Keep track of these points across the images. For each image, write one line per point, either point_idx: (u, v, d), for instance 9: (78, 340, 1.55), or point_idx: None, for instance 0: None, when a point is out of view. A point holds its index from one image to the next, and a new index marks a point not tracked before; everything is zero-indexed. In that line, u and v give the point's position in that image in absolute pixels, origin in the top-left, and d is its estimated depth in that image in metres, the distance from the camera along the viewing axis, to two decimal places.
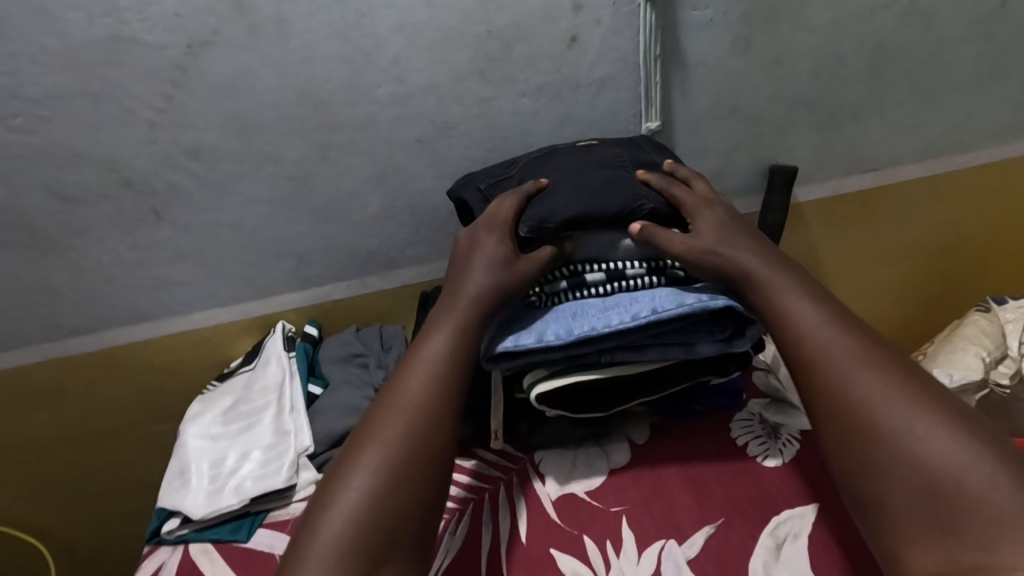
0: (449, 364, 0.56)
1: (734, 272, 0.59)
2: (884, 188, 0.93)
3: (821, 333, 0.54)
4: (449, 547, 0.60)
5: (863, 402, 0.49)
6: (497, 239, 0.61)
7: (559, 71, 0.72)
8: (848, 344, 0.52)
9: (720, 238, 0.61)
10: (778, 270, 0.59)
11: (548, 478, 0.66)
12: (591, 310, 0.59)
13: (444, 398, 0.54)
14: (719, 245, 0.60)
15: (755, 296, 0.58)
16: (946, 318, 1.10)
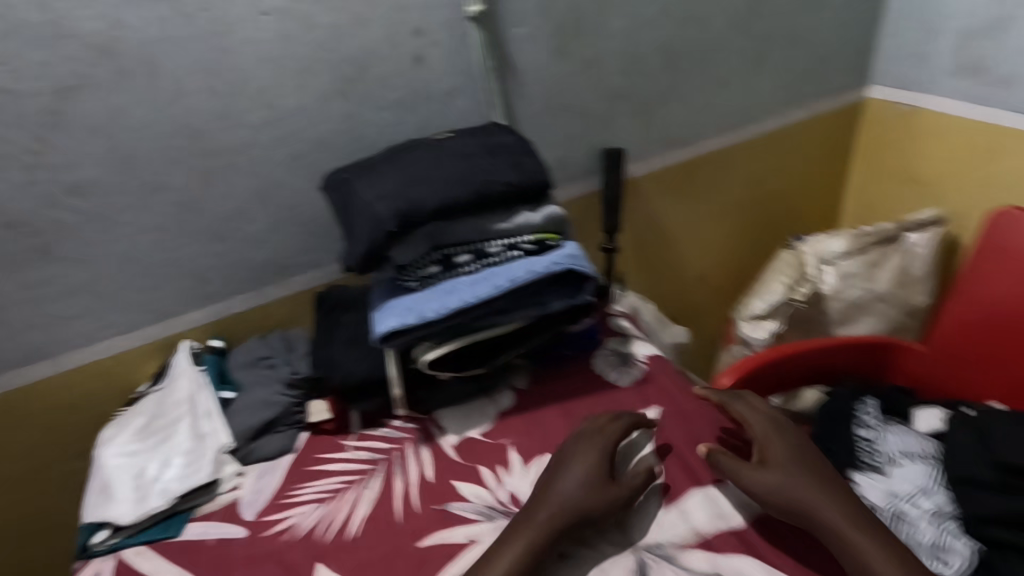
0: (526, 550, 0.57)
1: (809, 513, 0.60)
2: (696, 160, 1.14)
3: (825, 514, 0.60)
4: (368, 498, 0.70)
5: None
6: (590, 450, 0.65)
7: (410, 85, 0.85)
8: (884, 551, 0.56)
9: (789, 478, 0.62)
10: (826, 481, 0.62)
11: (448, 430, 0.78)
12: (462, 286, 0.71)
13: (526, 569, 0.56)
14: (771, 487, 0.62)
15: (821, 510, 0.60)
16: (761, 260, 1.36)
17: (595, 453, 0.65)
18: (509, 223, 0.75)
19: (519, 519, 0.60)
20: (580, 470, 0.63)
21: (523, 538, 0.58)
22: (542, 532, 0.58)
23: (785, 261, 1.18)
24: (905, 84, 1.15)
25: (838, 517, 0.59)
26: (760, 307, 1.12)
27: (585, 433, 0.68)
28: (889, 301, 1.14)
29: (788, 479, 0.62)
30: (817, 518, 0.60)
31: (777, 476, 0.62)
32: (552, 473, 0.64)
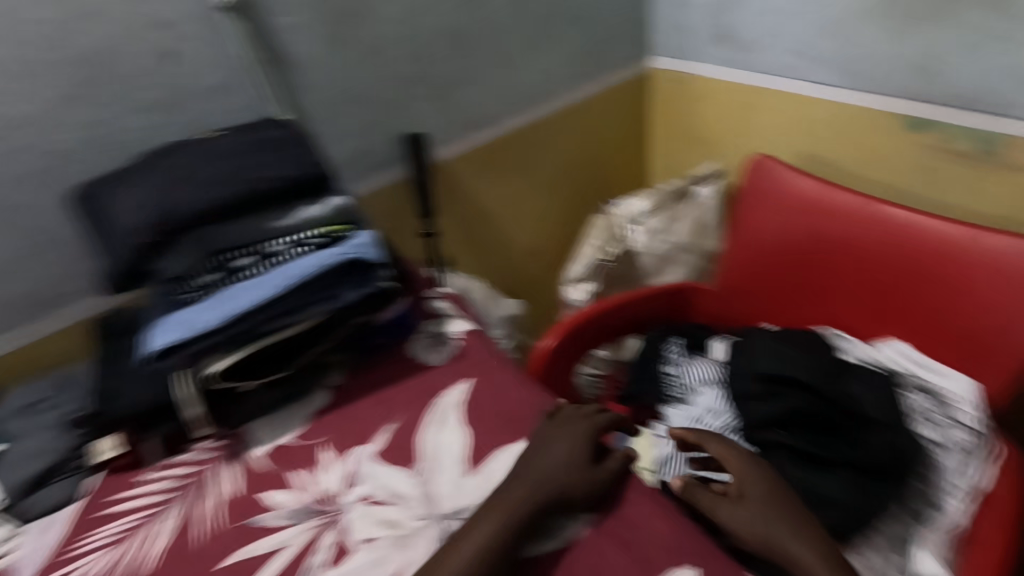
0: (503, 528, 0.57)
1: (775, 547, 0.62)
2: (503, 138, 1.18)
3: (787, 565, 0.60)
4: (166, 530, 0.65)
5: None
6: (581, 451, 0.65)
7: (168, 84, 0.79)
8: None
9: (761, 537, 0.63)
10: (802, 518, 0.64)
11: (258, 442, 0.74)
12: (240, 290, 0.70)
13: (504, 542, 0.56)
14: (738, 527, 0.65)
15: (788, 535, 0.62)
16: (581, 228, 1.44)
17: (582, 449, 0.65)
18: (292, 219, 0.75)
19: (503, 488, 0.61)
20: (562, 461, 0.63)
21: (500, 514, 0.58)
22: (517, 509, 0.58)
23: (599, 225, 1.28)
24: (676, 53, 1.27)
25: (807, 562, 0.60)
26: (578, 269, 1.23)
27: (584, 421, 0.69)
28: (691, 250, 1.27)
29: (764, 516, 0.64)
30: (777, 547, 0.62)
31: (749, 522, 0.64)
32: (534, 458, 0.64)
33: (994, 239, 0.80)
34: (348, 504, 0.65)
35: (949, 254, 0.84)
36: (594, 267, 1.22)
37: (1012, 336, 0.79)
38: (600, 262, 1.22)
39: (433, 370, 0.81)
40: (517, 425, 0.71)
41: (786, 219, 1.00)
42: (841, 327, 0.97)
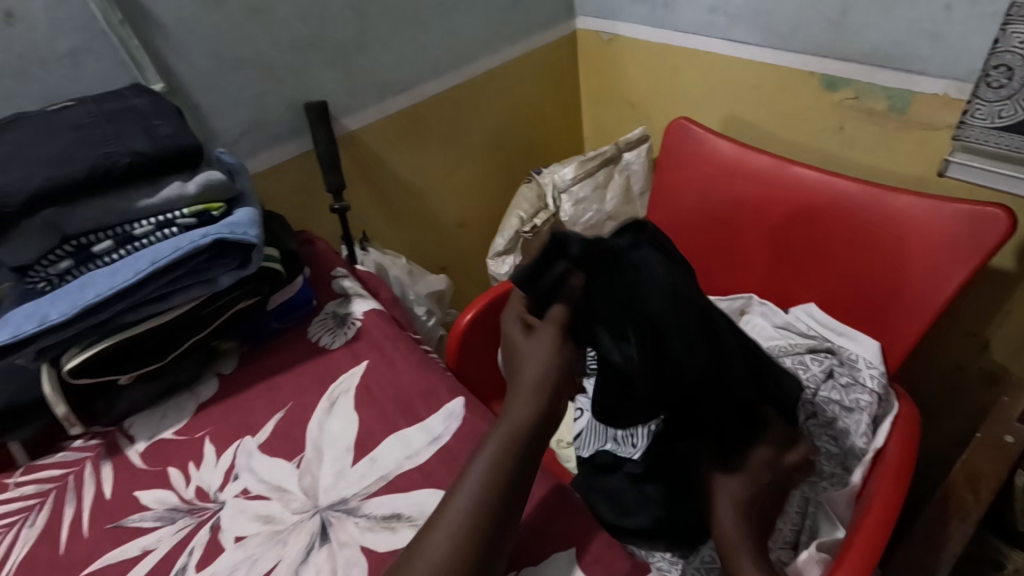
0: (526, 428, 0.54)
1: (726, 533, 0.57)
2: (419, 104, 1.11)
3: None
4: (26, 537, 0.61)
5: None
6: (547, 341, 0.58)
7: (10, 49, 0.70)
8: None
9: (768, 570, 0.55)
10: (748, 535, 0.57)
11: (137, 437, 0.70)
12: (97, 277, 0.62)
13: (514, 449, 0.53)
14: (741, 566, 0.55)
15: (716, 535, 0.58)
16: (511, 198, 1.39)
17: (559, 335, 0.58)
18: (152, 198, 0.67)
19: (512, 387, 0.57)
20: (544, 344, 0.58)
21: (506, 431, 0.53)
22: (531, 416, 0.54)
23: (524, 194, 1.25)
24: (602, 14, 1.22)
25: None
26: (501, 241, 1.20)
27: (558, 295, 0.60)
28: (617, 218, 1.24)
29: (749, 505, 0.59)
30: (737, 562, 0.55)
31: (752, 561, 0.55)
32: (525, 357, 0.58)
33: (900, 198, 0.79)
34: (225, 501, 0.61)
35: (857, 215, 0.83)
36: (517, 239, 1.19)
37: (915, 296, 0.78)
38: (522, 234, 1.18)
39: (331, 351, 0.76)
40: (411, 412, 0.67)
41: (706, 183, 0.98)
42: (767, 295, 0.96)
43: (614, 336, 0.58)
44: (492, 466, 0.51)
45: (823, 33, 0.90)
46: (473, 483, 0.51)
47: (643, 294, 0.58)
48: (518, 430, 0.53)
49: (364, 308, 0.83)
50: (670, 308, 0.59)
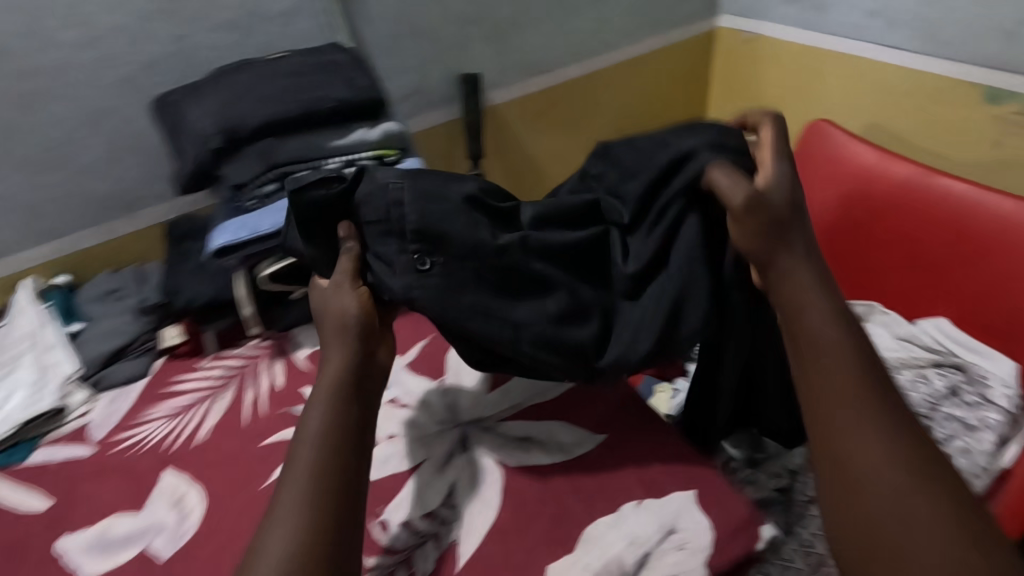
0: (335, 393, 0.50)
1: (785, 296, 0.51)
2: (559, 86, 1.18)
3: (849, 405, 0.45)
4: (217, 410, 0.73)
5: (826, 377, 0.47)
6: (347, 292, 0.55)
7: (243, 6, 0.84)
8: (841, 343, 0.48)
9: (838, 318, 0.49)
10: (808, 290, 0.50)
11: (303, 346, 0.81)
12: (298, 200, 0.74)
13: (348, 414, 0.49)
14: (805, 319, 0.50)
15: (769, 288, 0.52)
16: None
17: (348, 280, 0.55)
18: (344, 139, 0.77)
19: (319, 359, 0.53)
20: (329, 311, 0.54)
21: (326, 394, 0.50)
22: (343, 378, 0.51)
23: None
24: (748, 12, 1.23)
25: (864, 441, 0.44)
26: None
27: (336, 254, 0.58)
28: None
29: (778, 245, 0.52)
30: (801, 319, 0.50)
31: (816, 302, 0.50)
32: (324, 317, 0.54)
33: None
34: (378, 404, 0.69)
35: (1007, 231, 0.80)
36: None
37: None
38: None
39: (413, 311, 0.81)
40: None
41: (840, 187, 0.97)
42: (887, 305, 0.94)
43: (388, 266, 0.55)
44: (324, 438, 0.47)
45: (994, 42, 0.88)
46: (302, 458, 0.46)
47: (400, 213, 0.55)
48: (343, 392, 0.50)
49: None
50: (450, 210, 0.55)
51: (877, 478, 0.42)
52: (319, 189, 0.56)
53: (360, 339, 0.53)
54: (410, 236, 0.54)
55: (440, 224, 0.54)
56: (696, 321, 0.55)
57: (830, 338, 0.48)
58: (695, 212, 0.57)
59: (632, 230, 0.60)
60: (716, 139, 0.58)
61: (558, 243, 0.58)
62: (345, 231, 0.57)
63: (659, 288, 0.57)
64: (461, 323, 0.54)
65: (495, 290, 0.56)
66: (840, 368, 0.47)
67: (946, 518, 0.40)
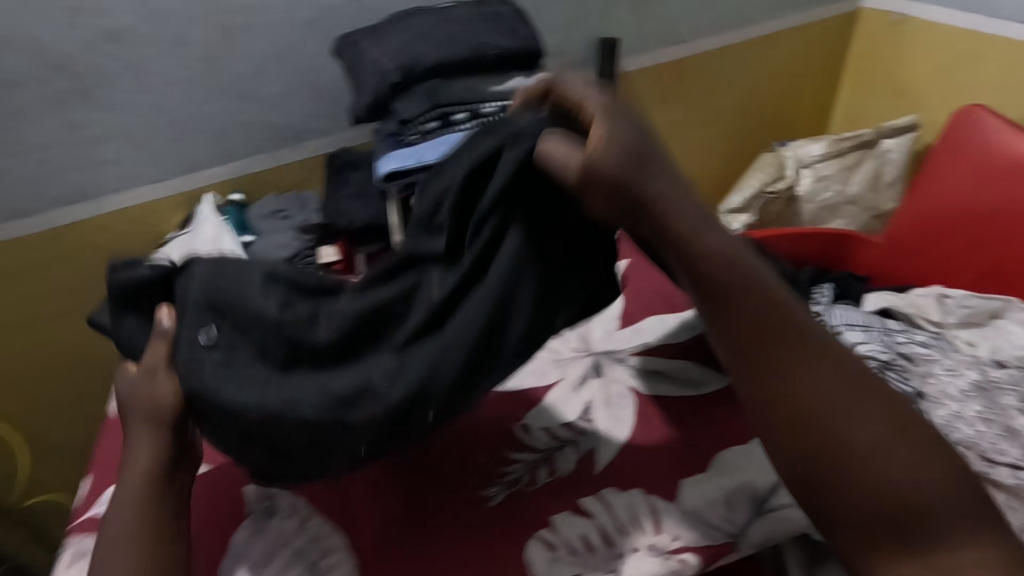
0: (145, 486, 0.51)
1: (719, 289, 0.44)
2: (692, 58, 1.19)
3: (783, 341, 0.43)
4: None
5: (786, 384, 0.43)
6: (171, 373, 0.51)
7: None
8: (769, 328, 0.43)
9: (734, 248, 0.45)
10: (715, 272, 0.44)
11: None
12: (457, 137, 0.80)
13: (156, 513, 0.50)
14: (714, 263, 0.43)
15: (705, 275, 0.44)
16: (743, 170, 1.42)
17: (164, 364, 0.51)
18: (502, 87, 0.82)
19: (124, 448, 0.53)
20: (141, 399, 0.51)
21: (137, 491, 0.50)
22: (155, 470, 0.51)
23: (763, 161, 1.26)
24: None
25: (808, 377, 0.43)
26: (737, 200, 1.22)
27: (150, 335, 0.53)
28: (858, 203, 1.23)
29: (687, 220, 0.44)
30: (729, 317, 0.44)
31: (718, 251, 0.44)
32: (129, 410, 0.51)
33: None
34: None
35: None
36: (756, 200, 1.22)
37: None
38: (766, 195, 1.22)
39: None
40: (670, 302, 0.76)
41: (989, 179, 0.95)
42: None
43: (194, 352, 0.50)
44: (135, 535, 0.49)
45: None
46: (111, 548, 0.48)
47: (212, 294, 0.51)
48: (150, 483, 0.51)
49: None
50: (269, 292, 0.51)
51: (828, 411, 0.42)
52: (138, 269, 0.52)
53: (173, 430, 0.52)
54: (206, 314, 0.51)
55: (233, 295, 0.51)
56: (519, 334, 0.49)
57: (740, 278, 0.43)
58: (498, 216, 0.49)
59: (452, 260, 0.51)
60: (547, 122, 0.49)
61: (367, 279, 0.52)
62: (163, 317, 0.52)
63: (473, 302, 0.48)
64: (260, 419, 0.48)
65: (279, 371, 0.50)
66: (756, 302, 0.43)
67: (890, 418, 0.42)
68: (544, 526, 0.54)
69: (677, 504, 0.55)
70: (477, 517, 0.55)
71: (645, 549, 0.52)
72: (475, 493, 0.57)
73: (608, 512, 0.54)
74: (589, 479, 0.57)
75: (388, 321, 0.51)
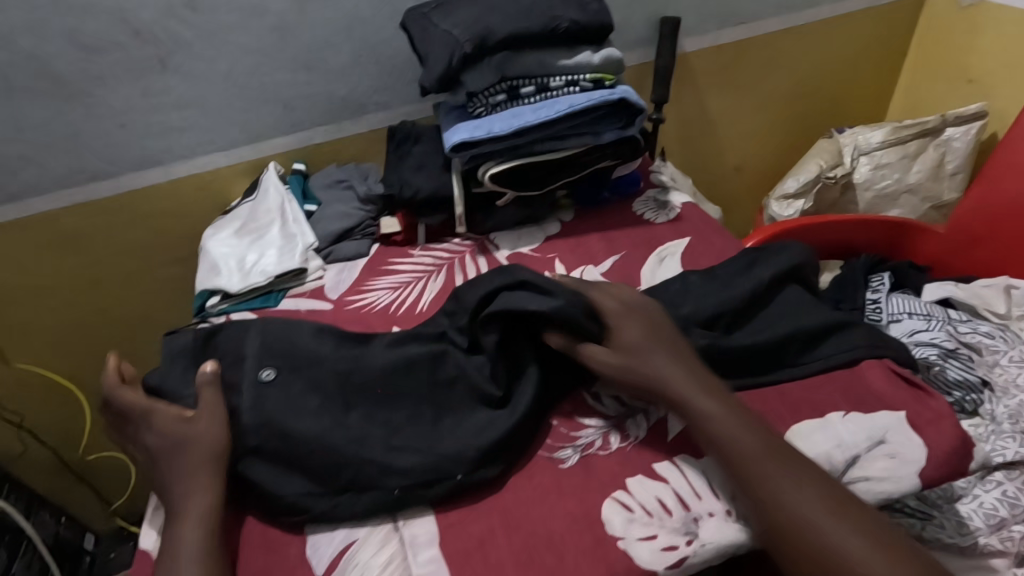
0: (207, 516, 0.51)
1: (709, 434, 0.53)
2: (751, 40, 1.17)
3: (772, 471, 0.50)
4: (432, 290, 0.83)
5: (778, 506, 0.49)
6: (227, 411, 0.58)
7: None
8: (767, 456, 0.51)
9: (732, 406, 0.55)
10: (718, 420, 0.54)
11: (502, 246, 0.90)
12: (525, 110, 0.81)
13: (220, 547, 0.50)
14: (710, 421, 0.54)
15: (699, 422, 0.54)
16: (794, 157, 1.41)
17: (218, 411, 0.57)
18: (570, 60, 0.83)
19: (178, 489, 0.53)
20: (197, 448, 0.55)
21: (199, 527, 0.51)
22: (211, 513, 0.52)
23: (820, 146, 1.24)
24: None
25: (793, 500, 0.49)
26: (793, 184, 1.21)
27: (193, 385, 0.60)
28: (917, 192, 1.20)
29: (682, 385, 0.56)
30: (723, 449, 0.52)
31: (717, 406, 0.54)
32: (185, 453, 0.54)
33: None
34: None
35: None
36: (813, 184, 1.20)
37: None
38: (825, 179, 1.19)
39: (615, 232, 0.89)
40: None
41: None
42: None
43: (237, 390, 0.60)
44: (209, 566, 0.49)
45: None
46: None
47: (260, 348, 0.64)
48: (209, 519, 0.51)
49: (683, 201, 0.94)
50: (312, 341, 0.64)
51: (813, 525, 0.47)
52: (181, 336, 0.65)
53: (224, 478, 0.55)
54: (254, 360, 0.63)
55: (284, 340, 0.64)
56: (529, 396, 0.59)
57: (736, 419, 0.54)
58: (504, 327, 0.61)
59: (473, 345, 0.63)
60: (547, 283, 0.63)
61: (397, 338, 0.65)
62: (207, 369, 0.60)
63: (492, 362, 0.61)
64: (320, 449, 0.56)
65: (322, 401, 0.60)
66: (751, 439, 0.52)
67: (872, 541, 0.46)
68: (620, 487, 0.55)
69: None
70: (553, 476, 0.56)
71: (723, 513, 0.52)
72: (549, 455, 0.58)
73: (683, 477, 0.55)
74: (662, 445, 0.58)
75: (447, 382, 0.61)
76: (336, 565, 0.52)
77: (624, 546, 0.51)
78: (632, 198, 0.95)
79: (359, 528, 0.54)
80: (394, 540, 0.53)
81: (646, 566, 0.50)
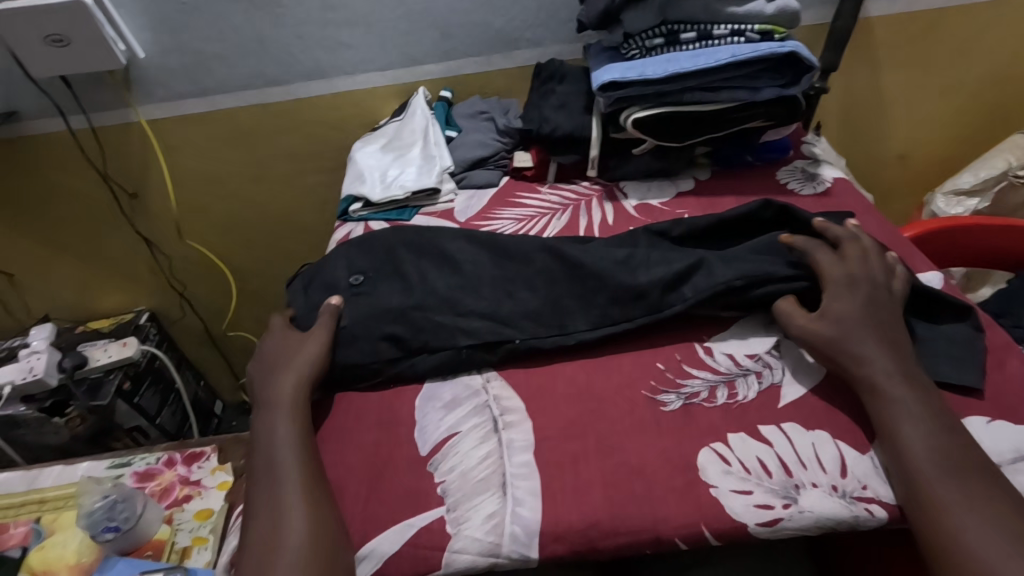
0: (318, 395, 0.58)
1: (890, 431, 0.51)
2: (955, 9, 1.02)
3: (949, 485, 0.47)
4: (555, 226, 0.84)
5: (948, 524, 0.46)
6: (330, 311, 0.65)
7: None
8: (949, 471, 0.48)
9: (922, 391, 0.53)
10: (916, 413, 0.51)
11: (630, 196, 0.88)
12: (682, 57, 0.79)
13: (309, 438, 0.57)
14: (898, 419, 0.51)
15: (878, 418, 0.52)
16: (976, 151, 1.24)
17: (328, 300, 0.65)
18: (739, 8, 0.78)
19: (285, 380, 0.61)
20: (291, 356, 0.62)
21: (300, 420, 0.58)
22: None
23: (1015, 142, 1.08)
24: None
25: (965, 519, 0.46)
26: (970, 180, 1.08)
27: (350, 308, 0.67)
28: None
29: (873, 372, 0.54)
30: (906, 451, 0.50)
31: (907, 396, 0.52)
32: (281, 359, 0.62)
33: None
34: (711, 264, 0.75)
35: None
36: (995, 182, 1.06)
37: None
38: (1012, 178, 1.04)
39: (753, 197, 0.85)
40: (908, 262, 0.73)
41: None
42: None
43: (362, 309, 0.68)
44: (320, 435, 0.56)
45: None
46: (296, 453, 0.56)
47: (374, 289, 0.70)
48: None
49: (836, 175, 0.87)
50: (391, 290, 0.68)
51: (984, 542, 0.44)
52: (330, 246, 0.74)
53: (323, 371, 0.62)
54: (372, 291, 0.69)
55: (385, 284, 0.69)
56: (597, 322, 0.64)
57: (932, 420, 0.51)
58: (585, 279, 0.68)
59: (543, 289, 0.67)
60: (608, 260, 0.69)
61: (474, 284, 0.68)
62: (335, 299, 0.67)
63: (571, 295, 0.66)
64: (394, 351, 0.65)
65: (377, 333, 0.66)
66: (941, 449, 0.49)
67: None
68: (720, 440, 0.54)
69: (869, 457, 0.53)
70: (654, 414, 0.57)
71: (827, 487, 0.51)
72: (652, 396, 0.59)
73: (789, 444, 0.54)
74: (773, 408, 0.56)
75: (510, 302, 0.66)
76: (440, 448, 0.57)
77: (717, 494, 0.51)
78: (779, 165, 0.90)
79: (463, 423, 0.59)
80: (491, 440, 0.57)
81: (736, 517, 0.50)
